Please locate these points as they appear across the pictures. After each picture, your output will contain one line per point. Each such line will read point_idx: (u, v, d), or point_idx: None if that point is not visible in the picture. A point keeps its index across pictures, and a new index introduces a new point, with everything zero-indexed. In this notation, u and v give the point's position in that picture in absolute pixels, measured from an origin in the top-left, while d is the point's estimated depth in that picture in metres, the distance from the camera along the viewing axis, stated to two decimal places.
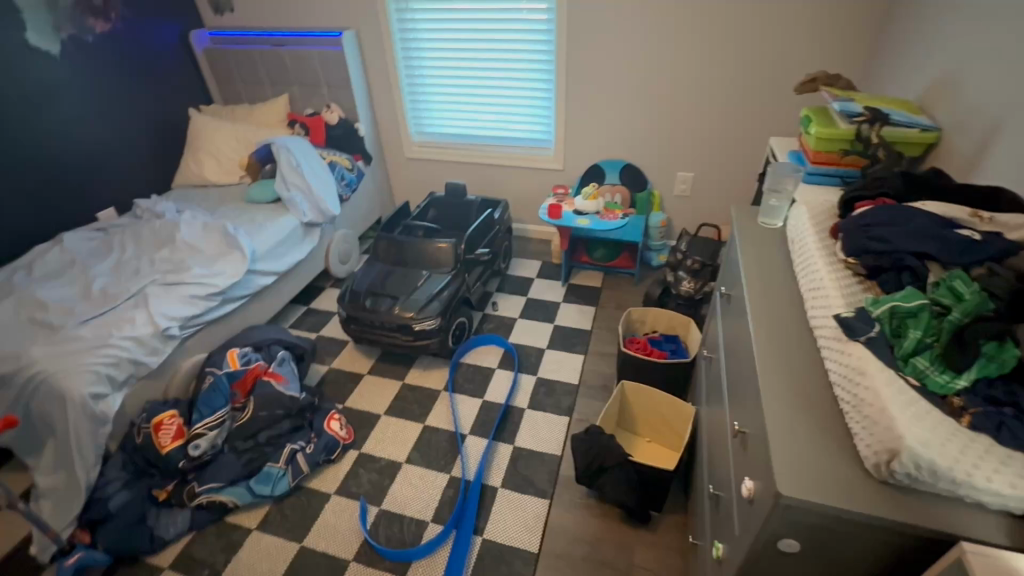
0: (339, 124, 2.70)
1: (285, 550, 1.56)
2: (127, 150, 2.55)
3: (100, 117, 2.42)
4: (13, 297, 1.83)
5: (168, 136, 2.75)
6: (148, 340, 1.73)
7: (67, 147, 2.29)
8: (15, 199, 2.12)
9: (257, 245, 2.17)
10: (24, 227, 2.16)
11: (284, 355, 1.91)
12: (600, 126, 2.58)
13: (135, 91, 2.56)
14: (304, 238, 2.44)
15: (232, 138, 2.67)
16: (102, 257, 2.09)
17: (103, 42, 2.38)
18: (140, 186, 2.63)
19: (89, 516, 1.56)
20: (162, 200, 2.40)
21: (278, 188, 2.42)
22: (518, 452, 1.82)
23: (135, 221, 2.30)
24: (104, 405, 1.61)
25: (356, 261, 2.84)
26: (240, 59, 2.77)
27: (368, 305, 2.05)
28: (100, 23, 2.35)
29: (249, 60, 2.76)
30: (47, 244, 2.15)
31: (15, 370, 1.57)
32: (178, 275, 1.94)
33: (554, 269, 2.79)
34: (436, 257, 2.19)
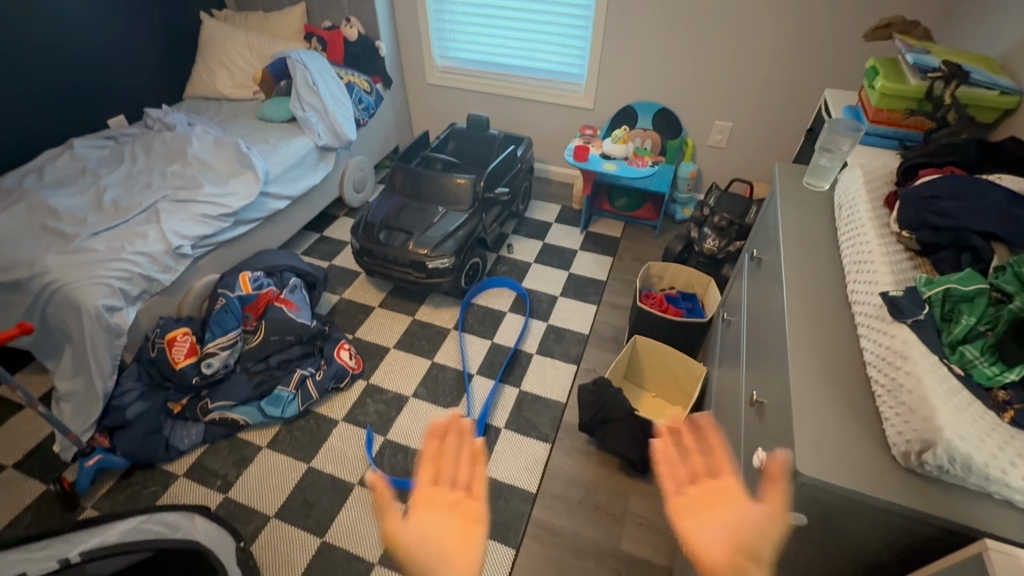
0: (358, 41, 2.54)
1: (294, 468, 1.62)
2: (135, 53, 2.42)
3: (107, 15, 2.27)
4: (23, 201, 1.80)
5: (179, 42, 2.60)
6: (160, 257, 1.71)
7: (74, 46, 2.17)
8: (22, 99, 2.04)
9: (271, 167, 2.10)
10: (32, 130, 2.09)
11: (296, 282, 1.89)
12: (639, 64, 2.39)
13: None
14: (319, 163, 2.35)
15: (246, 49, 2.52)
16: (114, 168, 2.03)
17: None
18: (149, 94, 2.52)
19: (108, 422, 1.62)
20: (173, 111, 2.30)
21: (294, 107, 2.30)
22: (523, 396, 1.84)
23: (146, 132, 2.22)
24: (119, 318, 1.61)
25: (371, 190, 2.76)
26: None
27: (382, 238, 2.00)
28: None
29: None
30: (57, 149, 2.10)
31: (30, 277, 1.57)
32: (190, 192, 1.89)
33: (573, 214, 2.69)
34: (453, 193, 2.12)
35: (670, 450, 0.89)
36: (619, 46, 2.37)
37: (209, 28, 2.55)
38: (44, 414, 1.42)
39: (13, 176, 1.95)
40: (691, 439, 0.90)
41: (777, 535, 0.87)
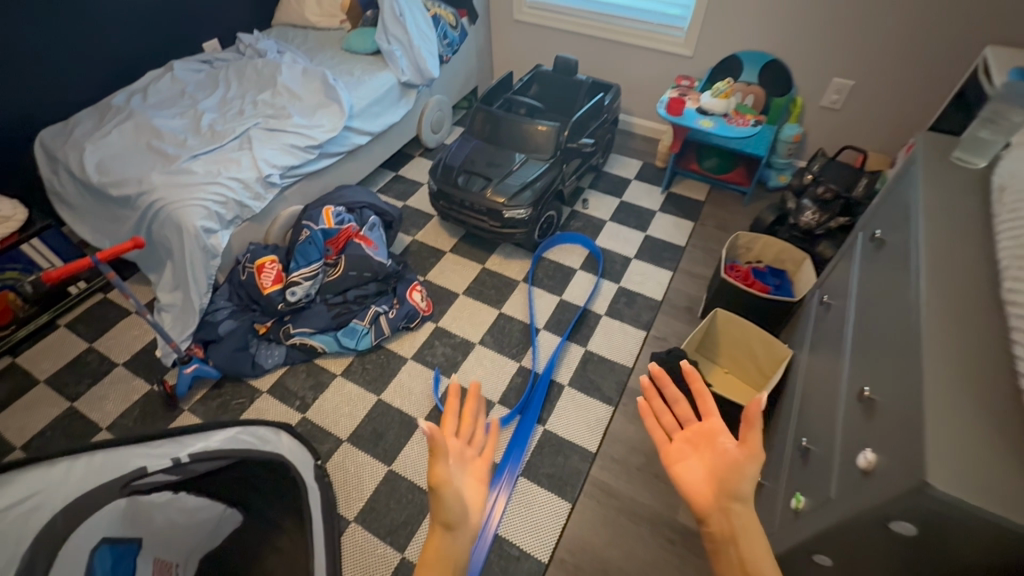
0: None
1: (365, 398, 1.70)
2: None
3: None
4: (131, 119, 1.89)
5: None
6: (252, 184, 1.76)
7: None
8: (129, 17, 2.09)
9: (354, 100, 2.09)
10: (137, 50, 2.17)
11: (374, 220, 1.91)
12: (755, 6, 2.12)
13: None
14: (401, 99, 2.31)
15: None
16: (209, 92, 2.09)
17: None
18: (241, 18, 2.53)
19: (202, 335, 1.75)
20: (263, 37, 2.30)
21: (379, 40, 2.25)
22: (589, 356, 1.81)
23: (238, 57, 2.25)
24: (215, 240, 1.70)
25: (447, 132, 2.72)
26: None
27: (461, 182, 1.97)
28: None
29: None
30: (158, 70, 2.17)
31: (138, 194, 1.67)
32: (280, 122, 1.92)
33: (654, 172, 2.54)
34: (535, 141, 2.03)
35: (655, 402, 0.90)
36: None
37: None
38: (151, 324, 1.55)
39: (122, 96, 2.05)
40: (673, 386, 0.89)
41: (873, 540, 0.81)
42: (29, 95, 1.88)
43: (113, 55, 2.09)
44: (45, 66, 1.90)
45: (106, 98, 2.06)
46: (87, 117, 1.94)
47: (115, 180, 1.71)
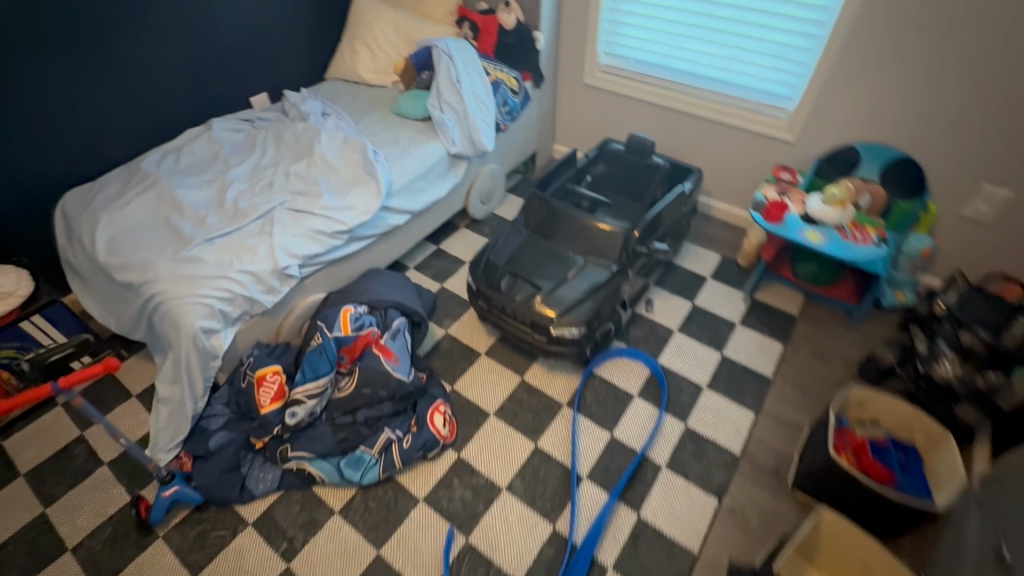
0: (514, 30, 2.16)
1: (362, 552, 1.40)
2: (285, 28, 2.29)
3: None
4: (153, 188, 1.73)
5: (330, 16, 2.44)
6: (265, 278, 1.53)
7: (225, 19, 2.08)
8: (173, 74, 2.01)
9: (394, 177, 1.85)
10: (180, 107, 2.07)
11: (399, 324, 1.63)
12: (882, 93, 1.72)
13: None
14: (449, 172, 2.06)
15: (392, 29, 2.28)
16: (243, 157, 1.93)
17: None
18: (295, 72, 2.41)
19: (191, 448, 1.53)
20: (310, 96, 2.14)
21: (431, 106, 2.02)
22: (641, 527, 1.43)
23: (280, 117, 2.09)
24: (216, 340, 1.48)
25: (498, 202, 2.46)
26: None
27: (503, 286, 1.66)
28: None
29: None
30: (197, 129, 2.04)
31: (140, 282, 1.48)
32: (308, 201, 1.70)
33: (735, 271, 2.14)
34: (596, 241, 1.71)
35: None
36: (857, 66, 1.72)
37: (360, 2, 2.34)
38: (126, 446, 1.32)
39: (155, 157, 1.92)
40: None
41: None
42: (60, 153, 1.81)
43: (153, 112, 2.01)
44: (79, 124, 1.82)
45: (140, 158, 1.94)
46: (113, 181, 1.81)
47: (120, 262, 1.53)
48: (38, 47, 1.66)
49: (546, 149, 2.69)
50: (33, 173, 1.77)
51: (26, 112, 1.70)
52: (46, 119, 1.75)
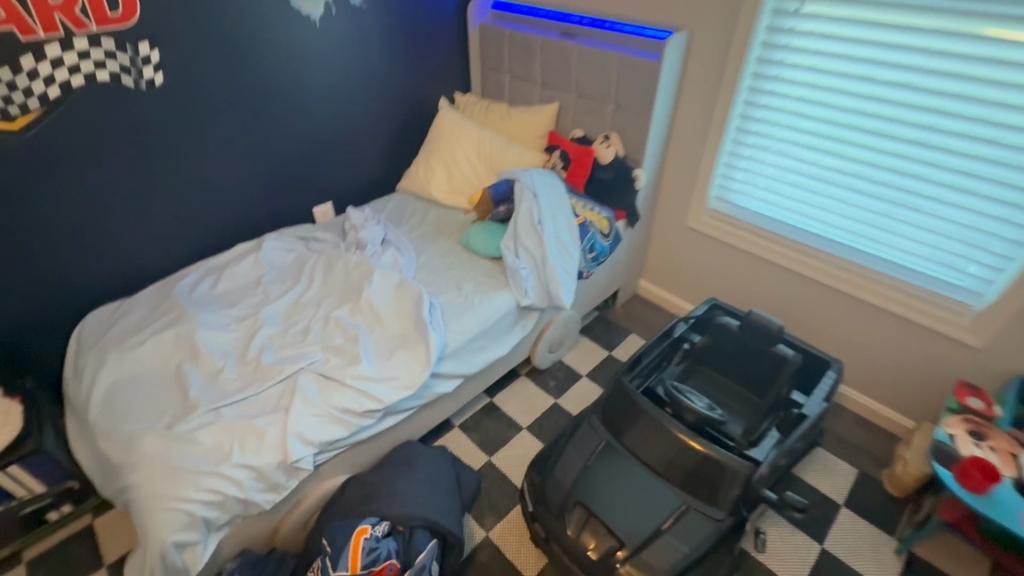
0: (612, 166, 1.87)
1: None
2: (362, 139, 2.15)
3: (347, 99, 2.03)
4: (176, 326, 1.49)
5: (411, 127, 2.29)
6: (268, 473, 1.20)
7: (301, 131, 1.95)
8: (236, 184, 1.86)
9: (449, 337, 1.52)
10: (236, 217, 1.91)
11: (427, 561, 1.23)
12: None
13: (391, 70, 2.11)
14: (516, 325, 1.71)
15: (474, 150, 2.07)
16: (286, 288, 1.69)
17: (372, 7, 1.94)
18: (365, 182, 2.24)
19: None
20: (373, 219, 1.93)
21: (505, 248, 1.71)
22: None
23: (337, 241, 1.87)
24: (190, 556, 1.13)
25: (568, 349, 2.08)
26: (515, 47, 2.10)
27: (570, 527, 1.25)
28: None
29: (525, 49, 2.07)
30: (247, 247, 1.86)
31: (121, 462, 1.19)
32: (342, 364, 1.39)
33: (879, 499, 1.59)
34: (701, 474, 1.27)
35: None
36: None
37: (442, 116, 2.15)
38: None
39: (195, 280, 1.72)
40: None
41: None
42: (99, 265, 1.65)
43: (207, 223, 1.85)
44: (127, 235, 1.67)
45: (180, 277, 1.75)
46: (142, 307, 1.61)
47: (109, 431, 1.26)
48: (98, 161, 1.53)
49: (630, 285, 2.32)
50: (66, 286, 1.60)
51: (74, 225, 1.55)
52: (93, 232, 1.60)
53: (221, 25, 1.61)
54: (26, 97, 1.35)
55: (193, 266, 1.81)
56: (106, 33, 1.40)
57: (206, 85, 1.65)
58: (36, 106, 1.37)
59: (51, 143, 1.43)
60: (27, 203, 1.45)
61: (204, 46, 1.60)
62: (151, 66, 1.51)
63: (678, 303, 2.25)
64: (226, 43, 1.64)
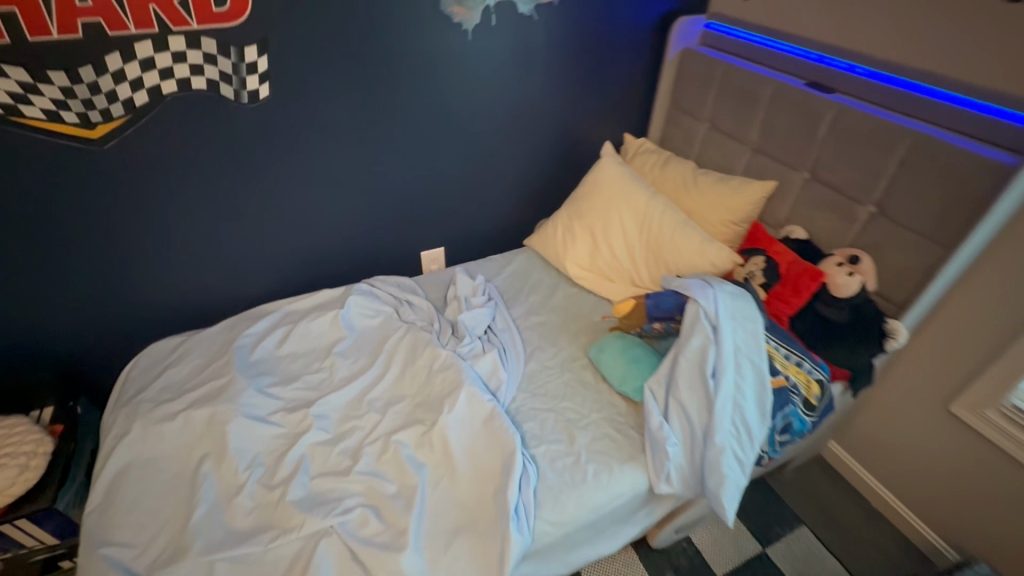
0: (851, 304, 1.19)
1: None
2: (497, 179, 1.72)
3: (489, 129, 1.60)
4: (216, 402, 1.19)
5: (559, 169, 1.80)
6: None
7: (424, 163, 1.57)
8: (335, 216, 1.54)
9: (538, 532, 1.02)
10: (330, 252, 1.60)
11: None
12: None
13: (551, 97, 1.63)
14: (639, 514, 1.16)
15: (634, 223, 1.52)
16: (357, 371, 1.32)
17: (546, 20, 1.47)
18: (489, 228, 1.82)
19: None
20: (484, 295, 1.49)
21: (648, 391, 1.18)
22: None
23: (434, 313, 1.46)
24: None
25: (702, 525, 1.46)
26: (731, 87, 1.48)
27: None
28: None
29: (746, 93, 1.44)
30: (336, 295, 1.53)
31: None
32: (382, 544, 0.97)
33: None
34: None
35: None
36: None
37: (602, 166, 1.61)
38: None
39: (268, 327, 1.42)
40: None
41: None
42: (175, 289, 1.44)
43: (295, 255, 1.55)
44: (208, 260, 1.43)
45: (254, 318, 1.47)
46: (201, 354, 1.35)
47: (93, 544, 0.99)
48: (186, 178, 1.28)
49: (815, 446, 1.60)
50: (137, 307, 1.41)
51: (152, 245, 1.34)
52: (172, 255, 1.38)
53: (352, 31, 1.26)
54: (109, 101, 1.11)
55: (274, 304, 1.54)
56: (208, 32, 1.12)
57: (322, 102, 1.32)
58: (120, 113, 1.13)
59: (135, 154, 1.20)
60: (102, 218, 1.24)
61: (327, 55, 1.26)
62: (257, 75, 1.21)
63: (887, 498, 1.49)
64: (355, 53, 1.29)
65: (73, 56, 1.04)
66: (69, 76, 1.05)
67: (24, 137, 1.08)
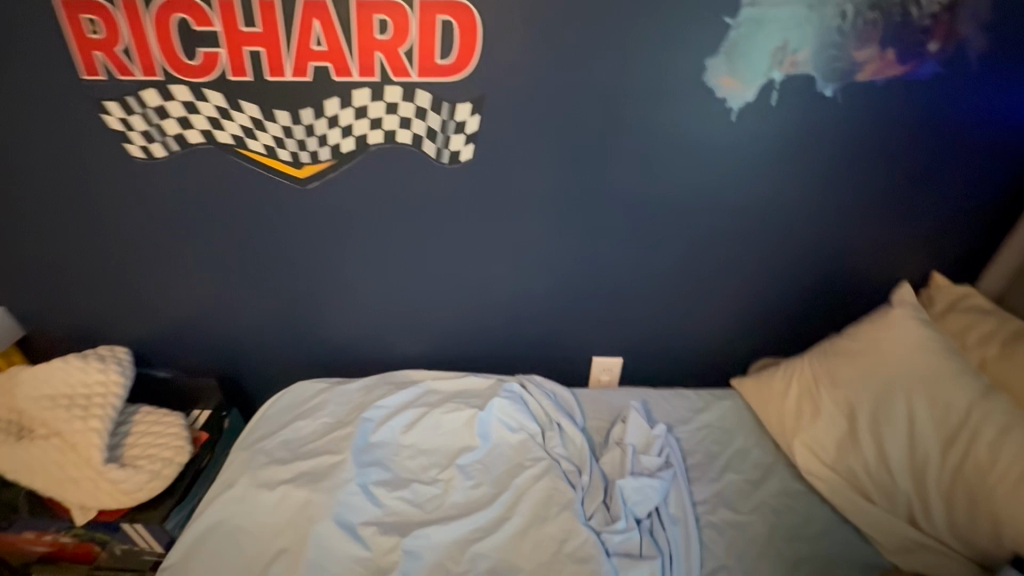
0: None
1: None
2: (715, 297, 1.30)
3: (724, 233, 1.20)
4: (316, 488, 1.02)
5: (811, 299, 1.29)
6: None
7: (627, 259, 1.24)
8: (509, 301, 1.30)
9: None
10: (493, 338, 1.36)
11: None
12: None
13: (827, 205, 1.16)
14: None
15: (932, 428, 0.95)
16: (473, 504, 1.03)
17: (848, 106, 1.05)
18: (687, 352, 1.39)
19: None
20: (661, 456, 1.09)
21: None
22: None
23: (591, 460, 1.09)
24: None
25: None
26: None
27: None
28: (878, 65, 1.01)
29: None
30: (485, 384, 1.26)
31: None
32: None
33: None
34: None
35: None
36: None
37: (891, 318, 1.07)
38: None
39: (403, 402, 1.22)
40: None
41: None
42: (332, 337, 1.36)
43: (454, 333, 1.35)
44: (367, 315, 1.32)
45: (392, 382, 1.29)
46: (330, 412, 1.22)
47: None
48: (367, 231, 1.19)
49: None
50: (295, 342, 1.37)
51: (322, 289, 1.27)
52: (336, 302, 1.30)
53: (584, 98, 1.04)
54: (319, 145, 1.07)
55: (418, 370, 1.35)
56: (426, 85, 1.01)
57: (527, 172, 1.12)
58: (327, 157, 1.09)
59: (328, 199, 1.14)
60: (287, 251, 1.22)
61: (545, 121, 1.06)
62: (463, 135, 1.06)
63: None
64: (579, 122, 1.06)
65: (298, 97, 1.02)
66: (291, 116, 1.03)
67: (244, 166, 1.10)
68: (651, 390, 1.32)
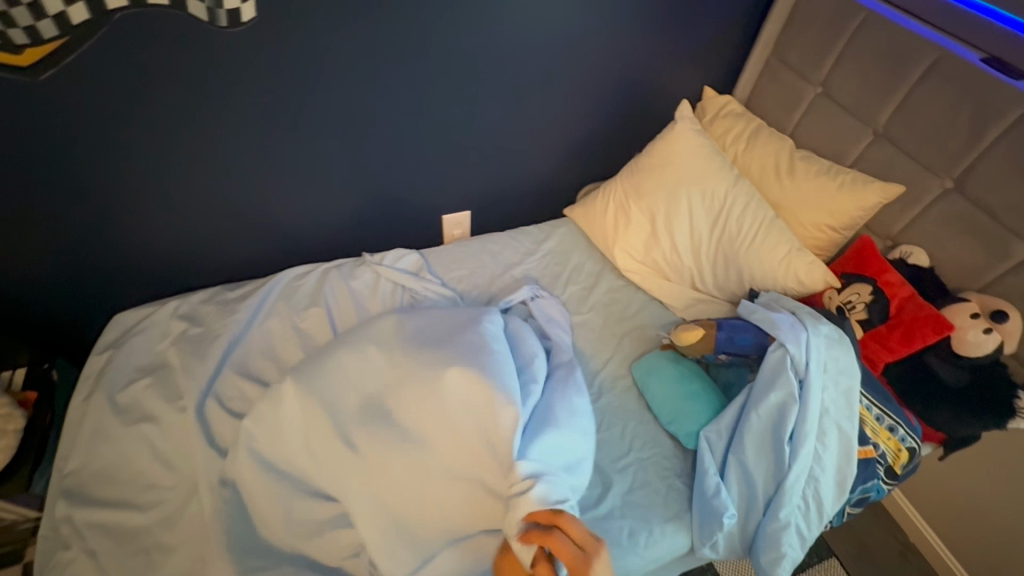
0: (970, 366, 0.96)
1: None
2: (536, 138, 1.44)
3: (528, 72, 1.30)
4: (180, 365, 1.09)
5: (612, 126, 1.50)
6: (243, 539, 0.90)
7: (448, 112, 1.28)
8: (346, 176, 1.29)
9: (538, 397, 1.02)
10: (340, 218, 1.35)
11: None
12: None
13: (607, 35, 1.31)
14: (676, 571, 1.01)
15: (705, 214, 1.24)
16: (308, 317, 1.21)
17: None
18: (523, 195, 1.55)
19: None
20: (473, 282, 1.33)
21: (704, 440, 0.99)
22: None
23: (393, 280, 1.30)
24: None
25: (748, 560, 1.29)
26: (880, 38, 1.13)
27: None
28: None
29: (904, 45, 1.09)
30: (269, 282, 1.27)
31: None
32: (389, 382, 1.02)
33: None
34: None
35: None
36: None
37: (676, 132, 1.29)
38: None
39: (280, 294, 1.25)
40: None
41: None
42: (155, 253, 1.22)
43: (298, 221, 1.31)
44: (189, 220, 1.20)
45: (285, 274, 1.29)
46: (198, 327, 1.17)
47: (73, 544, 0.90)
48: (153, 122, 1.04)
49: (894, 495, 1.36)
50: (109, 269, 1.21)
51: (119, 200, 1.11)
52: (145, 211, 1.15)
53: None
54: (36, 18, 0.86)
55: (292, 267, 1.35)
56: None
57: (330, 36, 1.07)
58: (52, 33, 0.89)
59: (86, 89, 0.97)
60: (54, 158, 1.02)
61: None
62: None
63: (923, 530, 1.30)
64: None
65: None
66: None
67: None
68: (499, 235, 1.47)
